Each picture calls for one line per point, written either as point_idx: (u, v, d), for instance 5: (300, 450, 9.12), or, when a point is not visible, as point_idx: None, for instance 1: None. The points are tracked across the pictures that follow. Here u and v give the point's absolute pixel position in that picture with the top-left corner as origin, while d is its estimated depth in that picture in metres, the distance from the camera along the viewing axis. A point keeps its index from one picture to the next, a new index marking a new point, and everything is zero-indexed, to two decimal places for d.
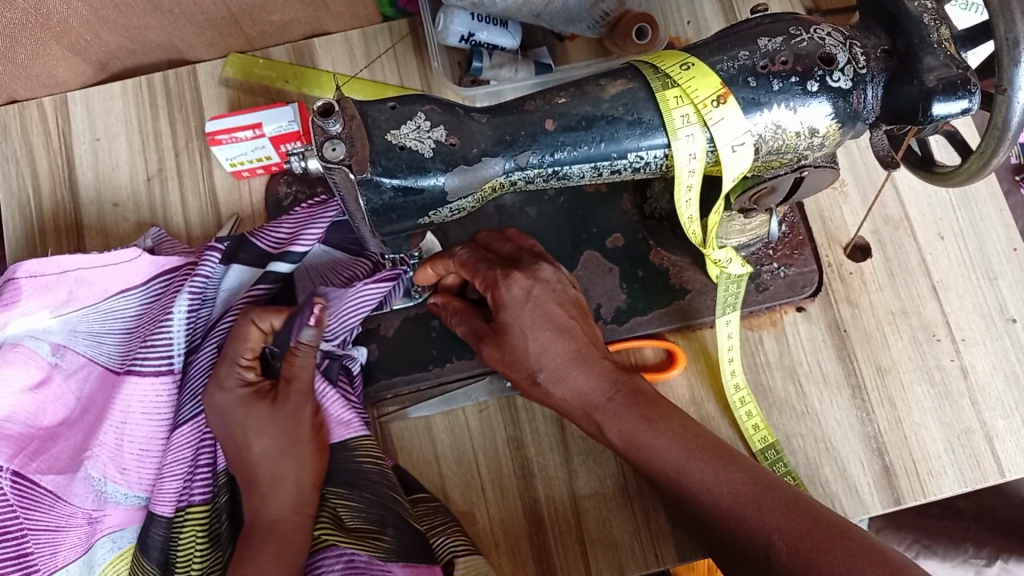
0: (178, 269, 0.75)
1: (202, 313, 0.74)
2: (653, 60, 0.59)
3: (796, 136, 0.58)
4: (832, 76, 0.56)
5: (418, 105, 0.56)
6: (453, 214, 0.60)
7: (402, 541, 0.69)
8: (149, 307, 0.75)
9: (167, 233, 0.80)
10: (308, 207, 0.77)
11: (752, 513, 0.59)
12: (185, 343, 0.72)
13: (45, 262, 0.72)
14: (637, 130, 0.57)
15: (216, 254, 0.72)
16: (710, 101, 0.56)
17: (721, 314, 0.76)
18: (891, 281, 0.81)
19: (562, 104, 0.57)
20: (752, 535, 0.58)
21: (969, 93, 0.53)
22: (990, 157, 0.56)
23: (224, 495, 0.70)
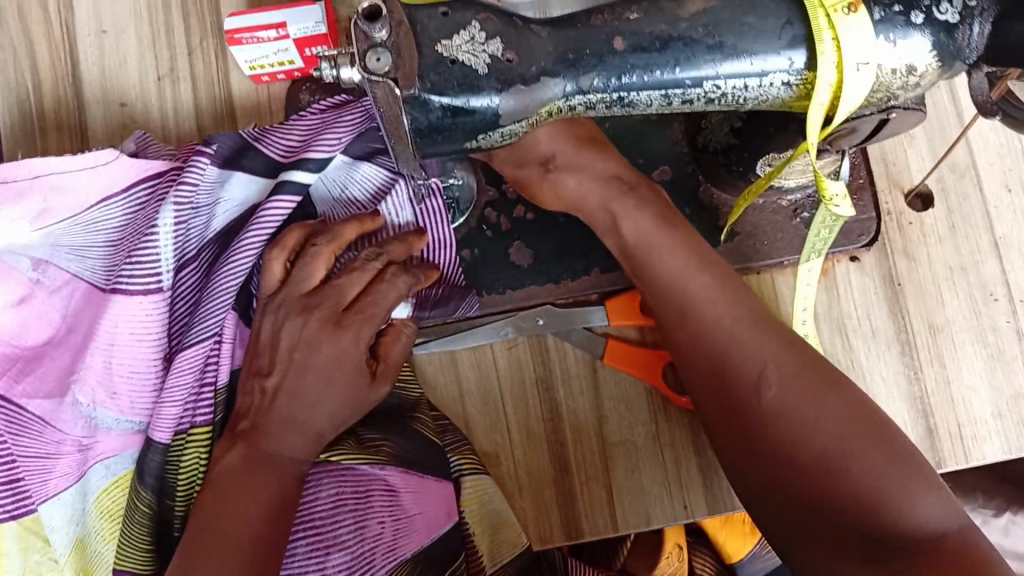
0: (163, 174, 0.69)
1: (197, 225, 0.67)
2: None
3: (892, 73, 0.52)
4: (939, 7, 0.50)
5: (471, 13, 0.50)
6: (503, 141, 0.54)
7: (404, 449, 0.68)
8: (135, 217, 0.68)
9: (154, 136, 0.73)
10: (323, 109, 0.70)
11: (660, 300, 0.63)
12: (175, 257, 0.66)
13: (15, 165, 0.66)
14: (716, 56, 0.51)
15: (207, 159, 0.66)
16: (840, 7, 0.49)
17: (804, 261, 0.66)
18: (952, 234, 0.75)
19: (634, 20, 0.51)
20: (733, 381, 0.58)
21: None
22: None
23: (221, 413, 0.67)
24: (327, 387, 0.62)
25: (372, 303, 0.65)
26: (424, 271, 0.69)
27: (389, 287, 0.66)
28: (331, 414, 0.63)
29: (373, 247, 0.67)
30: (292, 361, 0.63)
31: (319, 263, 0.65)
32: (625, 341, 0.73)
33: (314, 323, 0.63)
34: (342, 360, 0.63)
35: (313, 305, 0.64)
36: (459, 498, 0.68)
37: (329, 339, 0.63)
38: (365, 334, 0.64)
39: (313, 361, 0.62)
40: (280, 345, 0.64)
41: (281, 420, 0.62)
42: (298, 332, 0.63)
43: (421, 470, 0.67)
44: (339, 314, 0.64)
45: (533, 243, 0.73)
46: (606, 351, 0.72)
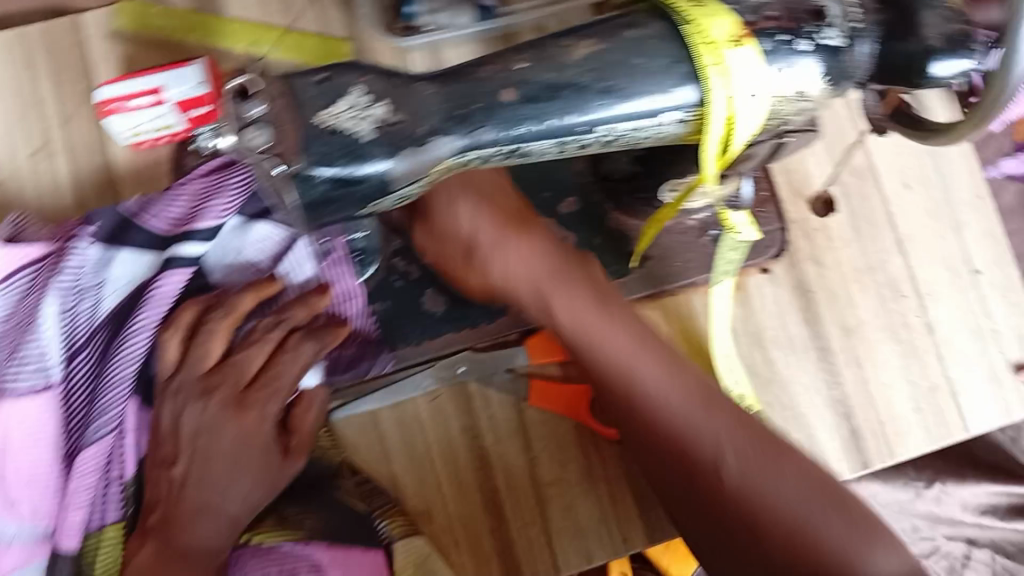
0: (42, 259, 0.64)
1: (86, 309, 0.64)
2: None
3: (784, 100, 0.51)
4: (823, 32, 0.50)
5: (352, 77, 0.47)
6: (397, 204, 0.51)
7: (328, 521, 0.65)
8: (16, 309, 0.64)
9: (32, 216, 0.69)
10: (206, 176, 0.67)
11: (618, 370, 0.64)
12: (63, 348, 0.63)
13: None
14: (608, 100, 0.50)
15: (87, 241, 0.64)
16: (727, 40, 0.49)
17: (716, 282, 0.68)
18: (857, 236, 0.76)
19: (522, 70, 0.50)
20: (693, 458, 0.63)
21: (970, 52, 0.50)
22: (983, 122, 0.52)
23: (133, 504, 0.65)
24: (236, 468, 0.62)
25: (274, 377, 0.64)
26: (330, 331, 0.67)
27: (292, 358, 0.65)
28: (242, 496, 0.62)
29: (272, 317, 0.66)
30: (197, 446, 0.62)
31: (217, 340, 0.64)
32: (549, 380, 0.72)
33: (215, 406, 0.62)
34: (248, 438, 0.63)
35: (213, 386, 0.63)
36: (392, 565, 0.64)
37: (231, 420, 0.62)
38: (269, 410, 0.64)
39: (218, 446, 0.62)
40: (183, 432, 0.62)
41: (189, 508, 0.60)
42: (200, 416, 0.62)
43: (345, 540, 0.64)
44: (240, 394, 0.63)
45: (445, 290, 0.71)
46: (530, 392, 0.72)
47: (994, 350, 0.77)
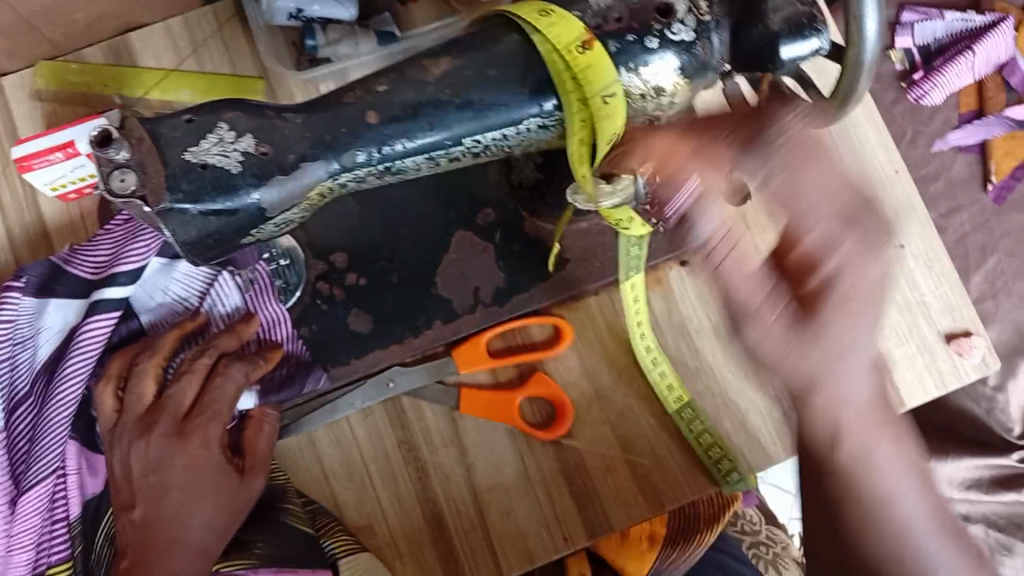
0: None
1: (24, 357, 0.67)
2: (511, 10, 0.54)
3: (644, 98, 0.53)
4: (671, 28, 0.52)
5: (218, 115, 0.51)
6: (282, 229, 0.55)
7: (274, 549, 0.66)
8: None
9: None
10: (122, 224, 0.70)
11: (863, 444, 0.53)
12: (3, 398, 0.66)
13: None
14: (468, 114, 0.53)
15: (18, 293, 0.65)
16: (574, 47, 0.51)
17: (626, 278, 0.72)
18: (774, 221, 0.78)
19: (383, 92, 0.52)
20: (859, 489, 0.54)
21: (817, 31, 0.52)
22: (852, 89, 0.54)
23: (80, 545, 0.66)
24: (194, 496, 0.63)
25: (211, 404, 0.65)
26: (263, 355, 0.68)
27: (225, 380, 0.66)
28: (208, 523, 0.63)
29: (201, 347, 0.67)
30: (145, 475, 0.63)
31: (148, 381, 0.65)
32: (478, 388, 0.74)
33: (156, 442, 0.63)
34: (198, 467, 0.63)
35: (152, 423, 0.64)
36: None
37: (178, 450, 0.63)
38: (212, 436, 0.65)
39: (169, 476, 0.63)
40: (133, 474, 0.63)
41: (161, 542, 0.61)
42: (145, 453, 0.63)
43: (295, 565, 0.65)
44: (180, 423, 0.64)
45: (372, 312, 0.73)
46: (460, 402, 0.73)
47: (924, 324, 0.77)
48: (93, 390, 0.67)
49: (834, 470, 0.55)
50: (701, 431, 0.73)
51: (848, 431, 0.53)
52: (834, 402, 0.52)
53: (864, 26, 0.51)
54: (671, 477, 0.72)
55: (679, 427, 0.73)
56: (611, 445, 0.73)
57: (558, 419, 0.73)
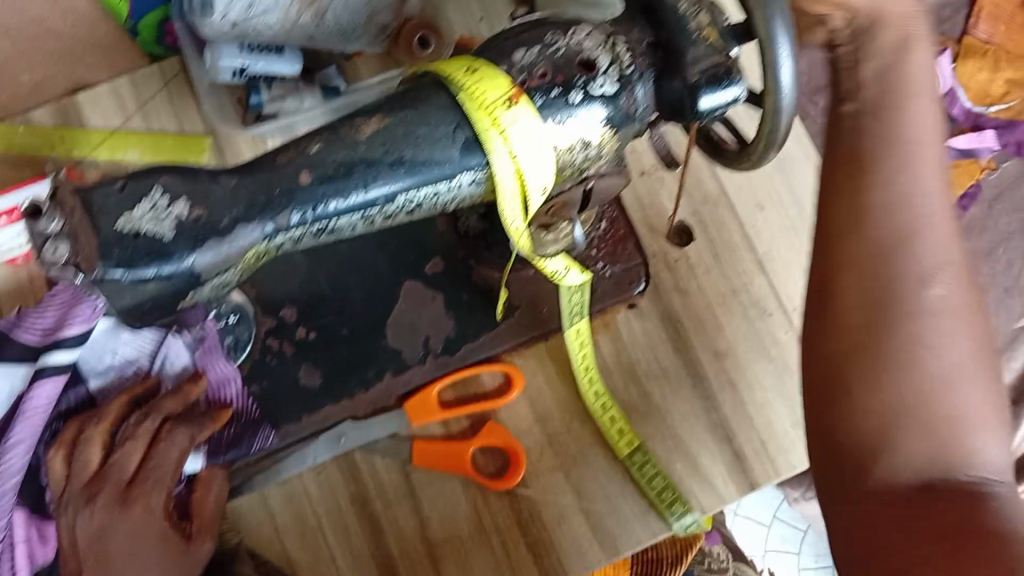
0: None
1: None
2: (438, 67, 0.55)
3: (571, 150, 0.55)
4: (594, 83, 0.54)
5: (152, 180, 0.51)
6: (219, 290, 0.55)
7: None
8: None
9: None
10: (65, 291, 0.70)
11: (924, 238, 0.54)
12: None
13: None
14: (401, 170, 0.53)
15: None
16: (501, 103, 0.53)
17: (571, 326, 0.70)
18: (716, 261, 0.79)
19: (315, 154, 0.53)
20: (915, 283, 0.53)
21: (734, 82, 0.53)
22: (772, 134, 0.55)
23: None
24: (138, 565, 0.62)
25: (155, 467, 0.64)
26: (210, 416, 0.68)
27: (168, 445, 0.65)
28: None
29: (146, 408, 0.67)
30: (89, 545, 0.62)
31: (94, 447, 0.64)
32: (431, 439, 0.74)
33: (101, 508, 0.62)
34: (143, 531, 0.62)
35: (96, 491, 0.63)
36: None
37: (121, 516, 0.62)
38: (155, 502, 0.64)
39: (112, 544, 0.62)
40: (79, 542, 0.62)
41: None
42: (90, 521, 0.62)
43: None
44: (124, 489, 0.63)
45: (320, 364, 0.73)
46: (414, 453, 0.73)
47: None
48: (43, 456, 0.66)
49: (871, 249, 0.54)
50: (652, 474, 0.73)
51: (916, 266, 0.54)
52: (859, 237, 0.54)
53: (778, 73, 0.52)
54: (624, 521, 0.72)
55: (631, 472, 0.73)
56: (565, 492, 0.73)
57: (511, 469, 0.73)
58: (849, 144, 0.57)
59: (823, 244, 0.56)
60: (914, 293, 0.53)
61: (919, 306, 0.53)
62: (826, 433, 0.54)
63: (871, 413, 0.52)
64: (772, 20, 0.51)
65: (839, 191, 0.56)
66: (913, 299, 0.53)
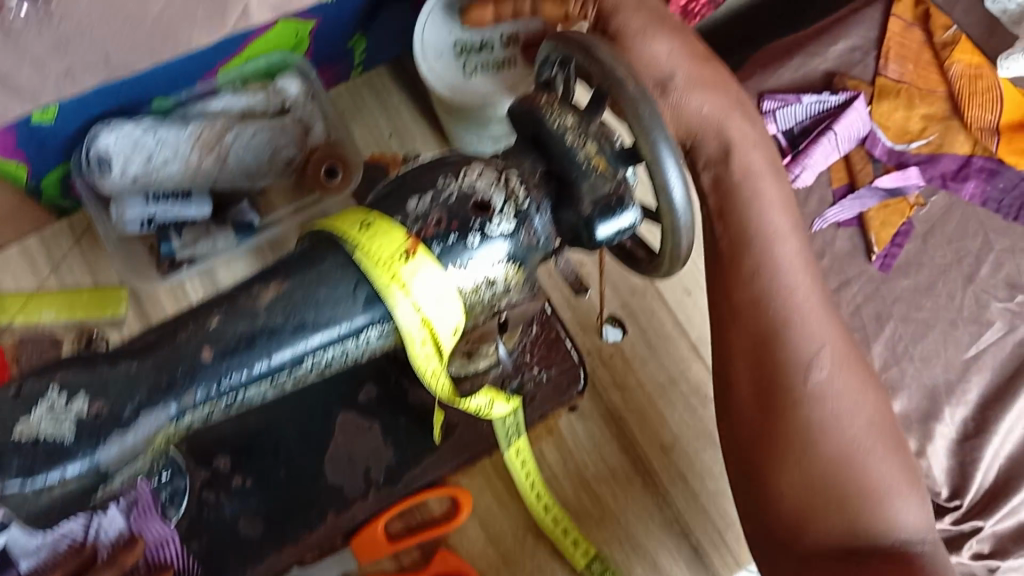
0: None
1: None
2: (332, 223, 0.54)
3: (477, 289, 0.55)
4: (490, 223, 0.54)
5: (49, 378, 0.49)
6: (132, 475, 0.53)
7: None
8: None
9: None
10: None
11: (794, 335, 0.67)
12: None
13: None
14: (304, 335, 0.52)
15: None
16: (398, 256, 0.52)
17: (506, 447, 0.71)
18: (652, 352, 0.79)
19: (215, 327, 0.52)
20: (804, 373, 0.66)
21: (628, 208, 0.54)
22: (676, 251, 0.56)
23: None
24: None
25: None
26: None
27: None
28: None
29: None
30: None
31: None
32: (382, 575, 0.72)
33: None
34: None
35: None
36: None
37: None
38: None
39: None
40: None
41: None
42: None
43: None
44: None
45: (260, 512, 0.70)
46: None
47: None
48: None
49: (751, 342, 0.68)
50: None
51: (801, 366, 0.67)
52: (760, 344, 0.67)
53: (671, 194, 0.53)
54: None
55: None
56: None
57: None
58: (729, 251, 0.70)
59: (724, 348, 0.70)
60: (802, 382, 0.66)
61: (808, 392, 0.66)
62: (762, 516, 0.66)
63: (789, 499, 0.64)
64: (658, 145, 0.52)
65: (722, 289, 0.71)
66: (802, 389, 0.66)
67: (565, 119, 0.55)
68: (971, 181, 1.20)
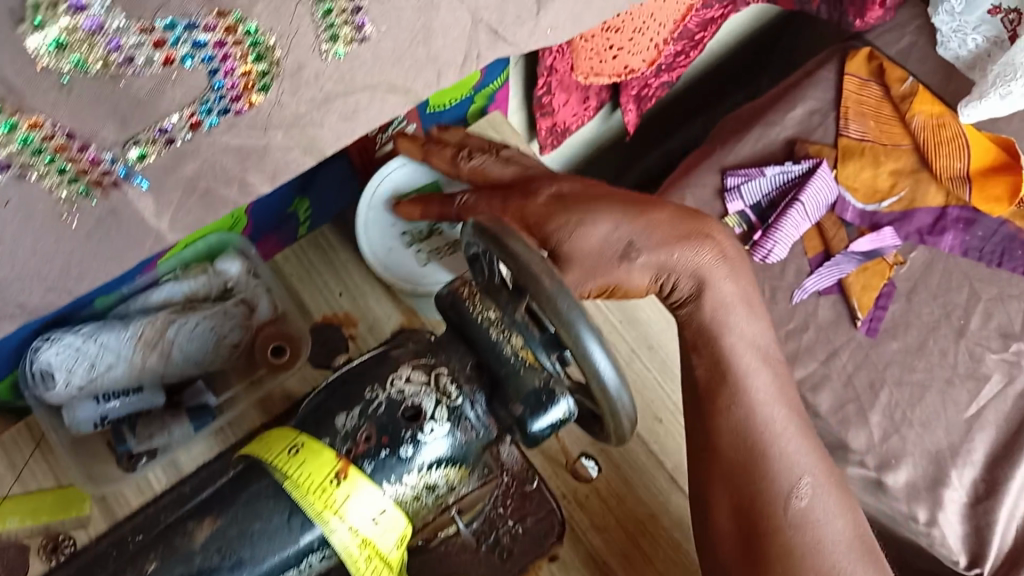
0: None
1: None
2: (263, 447, 0.54)
3: (418, 496, 0.54)
4: (421, 429, 0.53)
5: None
6: None
7: None
8: None
9: None
10: None
11: (773, 465, 0.70)
12: None
13: None
14: (243, 571, 0.51)
15: None
16: (330, 480, 0.51)
17: None
18: (630, 486, 0.77)
19: (151, 573, 0.50)
20: (785, 502, 0.70)
21: (559, 398, 0.53)
22: (621, 429, 0.54)
23: None
24: None
25: None
26: None
27: None
28: None
29: None
30: None
31: None
32: None
33: None
34: None
35: None
36: None
37: None
38: None
39: None
40: None
41: None
42: None
43: None
44: None
45: None
46: None
47: None
48: None
49: (735, 469, 0.70)
50: None
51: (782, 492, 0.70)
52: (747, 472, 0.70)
53: (603, 378, 0.51)
54: None
55: None
56: None
57: None
58: (708, 382, 0.73)
59: (705, 473, 0.72)
60: (785, 509, 0.70)
61: (791, 520, 0.70)
62: None
63: None
64: (582, 335, 0.49)
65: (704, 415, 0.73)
66: (785, 516, 0.69)
67: (488, 311, 0.54)
68: (949, 233, 1.15)
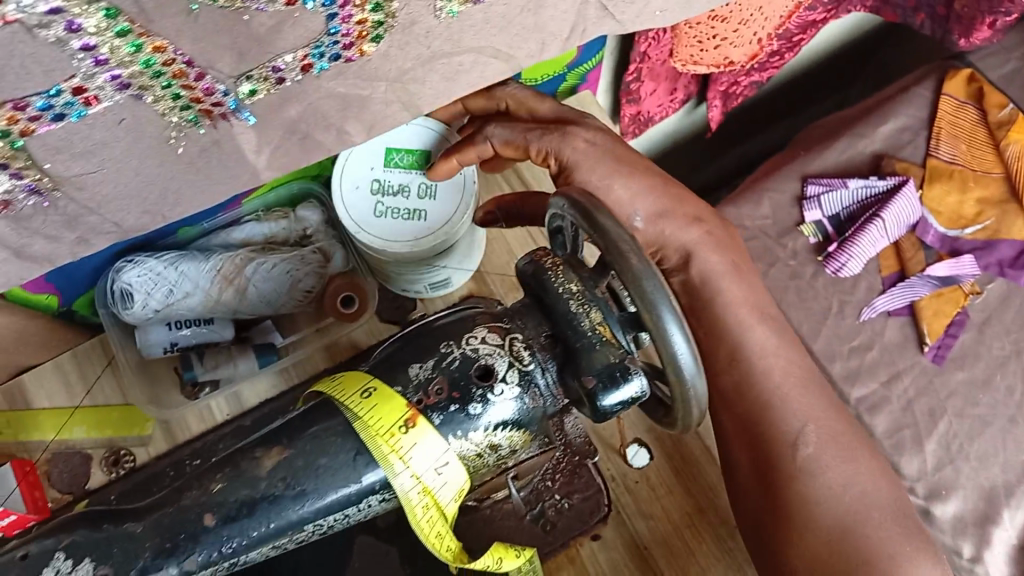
0: None
1: None
2: (336, 388, 0.55)
3: (479, 454, 0.55)
4: (492, 389, 0.54)
5: (56, 541, 0.50)
6: None
7: None
8: None
9: None
10: None
11: (779, 415, 0.74)
12: None
13: None
14: (305, 503, 0.52)
15: None
16: (398, 427, 0.53)
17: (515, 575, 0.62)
18: (679, 479, 0.77)
19: (218, 491, 0.52)
20: (793, 449, 0.73)
21: (633, 378, 0.52)
22: (689, 417, 0.54)
23: None
24: None
25: None
26: None
27: None
28: None
29: None
30: None
31: None
32: None
33: None
34: None
35: None
36: None
37: None
38: None
39: None
40: None
41: None
42: None
43: None
44: None
45: None
46: None
47: None
48: None
49: (742, 426, 0.74)
50: None
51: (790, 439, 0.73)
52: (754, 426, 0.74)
53: (680, 363, 0.51)
54: None
55: None
56: None
57: None
58: (709, 346, 0.77)
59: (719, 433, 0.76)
60: (792, 455, 0.73)
61: (798, 468, 0.72)
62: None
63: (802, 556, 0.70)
64: (661, 314, 0.51)
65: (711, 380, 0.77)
66: (793, 463, 0.73)
67: (570, 284, 0.55)
68: None
